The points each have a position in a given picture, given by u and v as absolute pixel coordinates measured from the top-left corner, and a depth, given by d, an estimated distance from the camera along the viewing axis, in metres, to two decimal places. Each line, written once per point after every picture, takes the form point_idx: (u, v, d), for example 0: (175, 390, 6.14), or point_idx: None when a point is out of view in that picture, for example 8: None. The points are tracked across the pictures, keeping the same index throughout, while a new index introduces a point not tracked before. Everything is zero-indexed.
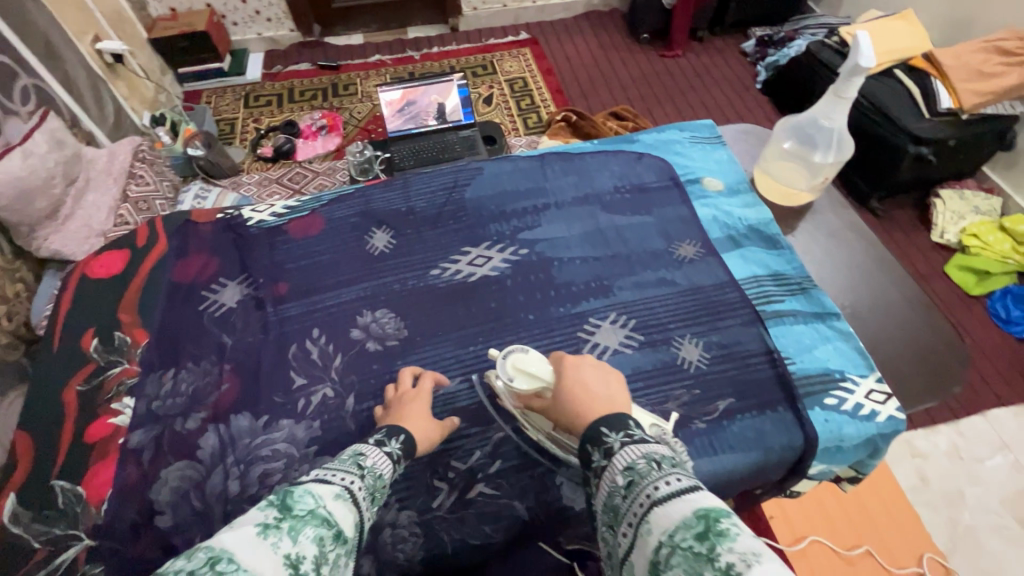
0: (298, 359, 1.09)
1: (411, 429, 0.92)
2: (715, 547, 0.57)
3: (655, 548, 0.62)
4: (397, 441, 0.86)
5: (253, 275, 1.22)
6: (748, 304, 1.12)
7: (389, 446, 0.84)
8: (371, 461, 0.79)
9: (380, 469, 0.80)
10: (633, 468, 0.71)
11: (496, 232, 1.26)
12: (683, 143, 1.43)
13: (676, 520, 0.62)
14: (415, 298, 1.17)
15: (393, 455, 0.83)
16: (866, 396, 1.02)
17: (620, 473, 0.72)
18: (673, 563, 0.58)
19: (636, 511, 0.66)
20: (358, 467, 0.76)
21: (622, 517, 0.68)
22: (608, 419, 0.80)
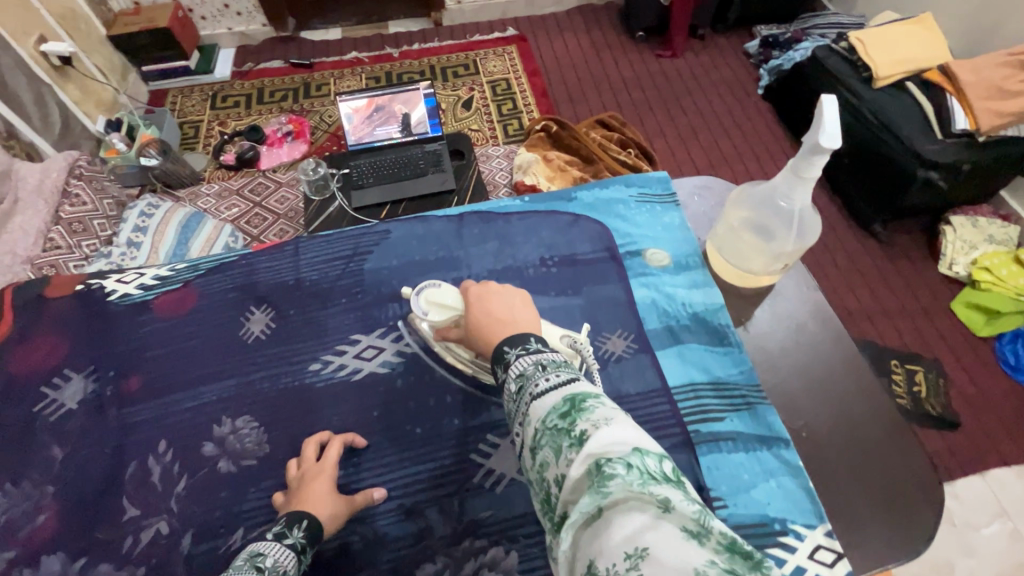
0: (134, 482, 0.87)
1: (312, 510, 0.78)
2: (575, 423, 0.56)
3: (533, 434, 0.59)
4: (303, 526, 0.74)
5: (101, 366, 0.99)
6: (680, 422, 0.88)
7: (291, 536, 0.72)
8: (272, 559, 0.67)
9: (286, 561, 0.69)
10: (522, 372, 0.66)
11: (392, 315, 1.02)
12: (628, 204, 1.17)
13: (550, 407, 0.60)
14: (284, 404, 0.93)
15: (297, 547, 0.72)
16: (810, 555, 0.80)
17: (511, 378, 0.67)
18: (543, 442, 0.57)
19: (519, 407, 0.63)
20: (258, 569, 0.65)
21: (512, 415, 0.65)
22: (509, 338, 0.72)
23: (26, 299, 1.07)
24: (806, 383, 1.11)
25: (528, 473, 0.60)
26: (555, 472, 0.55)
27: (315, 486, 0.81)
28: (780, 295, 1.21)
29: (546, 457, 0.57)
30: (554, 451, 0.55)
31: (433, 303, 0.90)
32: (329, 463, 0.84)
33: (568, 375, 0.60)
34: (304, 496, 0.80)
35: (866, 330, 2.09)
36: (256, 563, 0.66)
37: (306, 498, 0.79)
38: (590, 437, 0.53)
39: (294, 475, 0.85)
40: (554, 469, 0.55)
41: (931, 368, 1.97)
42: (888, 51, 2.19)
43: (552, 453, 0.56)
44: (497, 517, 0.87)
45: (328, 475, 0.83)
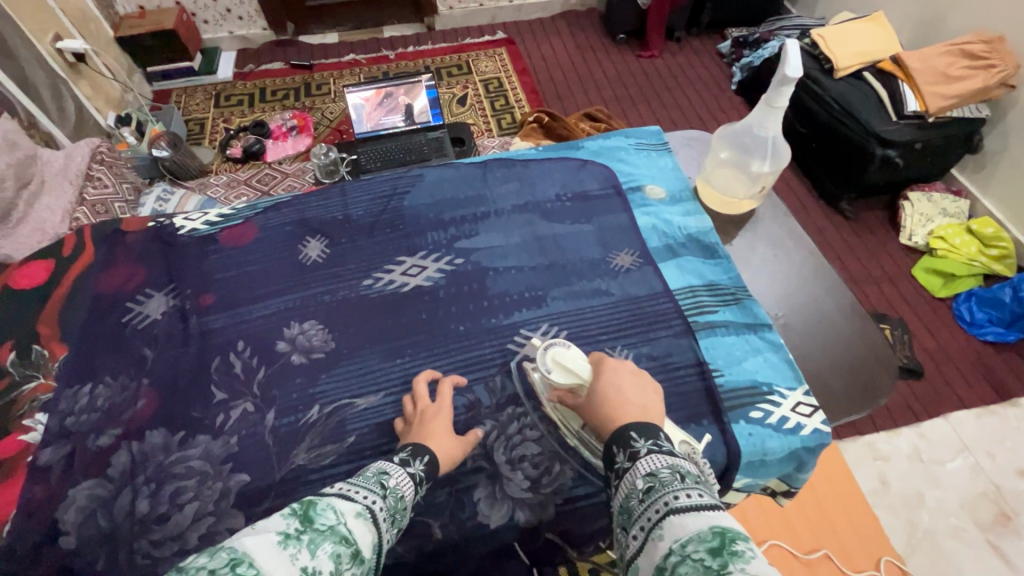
0: (220, 373, 0.93)
1: (436, 450, 0.80)
2: (726, 564, 0.53)
3: (665, 554, 0.57)
4: (424, 461, 0.77)
5: (178, 285, 1.06)
6: (681, 314, 0.98)
7: (414, 466, 0.75)
8: (394, 481, 0.71)
9: (406, 488, 0.72)
10: (656, 476, 0.66)
11: (432, 241, 1.07)
12: (627, 150, 1.25)
13: (691, 531, 0.58)
14: (346, 310, 0.99)
15: (416, 478, 0.74)
16: (793, 409, 0.91)
17: (642, 477, 0.67)
18: (680, 572, 0.55)
19: (651, 517, 0.63)
20: (380, 487, 0.69)
21: (635, 518, 0.65)
22: (636, 426, 0.74)
23: (102, 235, 1.13)
24: (782, 288, 1.25)
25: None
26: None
27: (436, 421, 0.84)
28: (763, 222, 1.34)
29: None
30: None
31: (560, 362, 0.86)
32: (442, 404, 0.86)
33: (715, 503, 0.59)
34: (427, 423, 0.83)
35: None
36: (380, 480, 0.70)
37: (432, 431, 0.81)
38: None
39: (411, 410, 0.87)
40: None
41: (897, 327, 2.17)
42: (846, 46, 2.43)
43: None
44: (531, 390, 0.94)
45: (446, 415, 0.85)
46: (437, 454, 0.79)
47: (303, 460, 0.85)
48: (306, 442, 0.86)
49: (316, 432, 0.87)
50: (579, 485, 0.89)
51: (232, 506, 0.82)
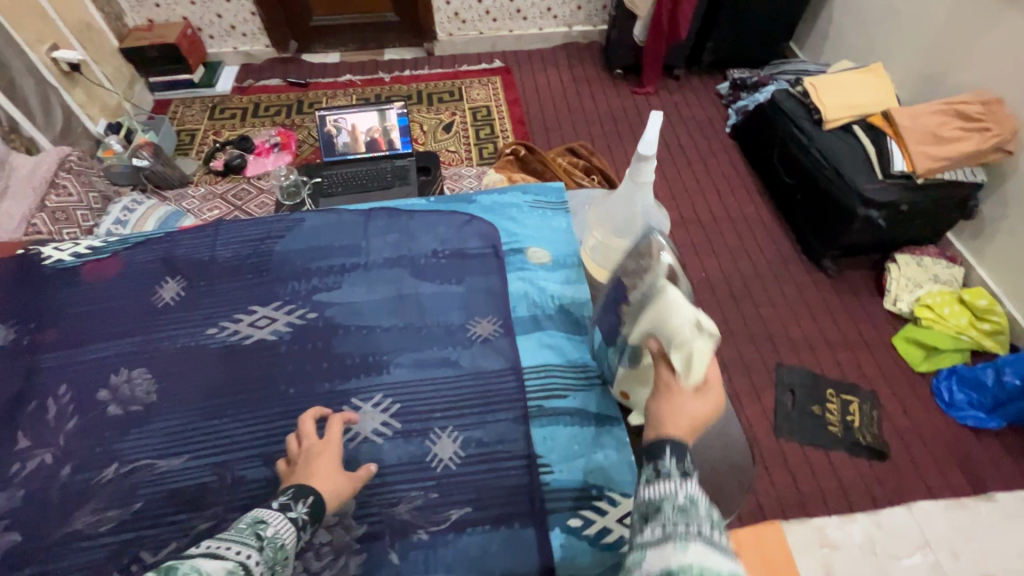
0: (31, 418, 0.90)
1: (319, 487, 0.77)
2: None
3: (679, 564, 0.57)
4: (308, 502, 0.74)
5: (22, 318, 1.02)
6: (522, 398, 0.92)
7: (294, 510, 0.72)
8: (273, 529, 0.68)
9: (286, 535, 0.69)
10: (695, 505, 0.64)
11: (291, 290, 1.02)
12: (522, 207, 1.19)
13: (710, 554, 0.58)
14: (179, 360, 0.94)
15: (299, 521, 0.71)
16: (618, 519, 0.82)
17: (681, 496, 0.66)
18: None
19: (675, 528, 0.62)
20: (256, 538, 0.67)
21: (659, 520, 0.64)
22: (673, 438, 0.71)
23: None
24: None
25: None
26: None
27: (325, 459, 0.80)
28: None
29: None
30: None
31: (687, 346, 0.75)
32: (335, 439, 0.82)
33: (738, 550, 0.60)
34: (310, 465, 0.79)
35: (805, 358, 2.13)
36: (258, 530, 0.68)
37: (313, 471, 0.78)
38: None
39: (294, 450, 0.83)
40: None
41: (867, 400, 2.02)
42: (836, 98, 2.33)
43: None
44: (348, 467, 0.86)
45: (331, 453, 0.82)
46: (322, 493, 0.77)
47: (81, 525, 0.81)
48: (90, 504, 0.82)
49: (103, 494, 0.83)
50: None
51: None
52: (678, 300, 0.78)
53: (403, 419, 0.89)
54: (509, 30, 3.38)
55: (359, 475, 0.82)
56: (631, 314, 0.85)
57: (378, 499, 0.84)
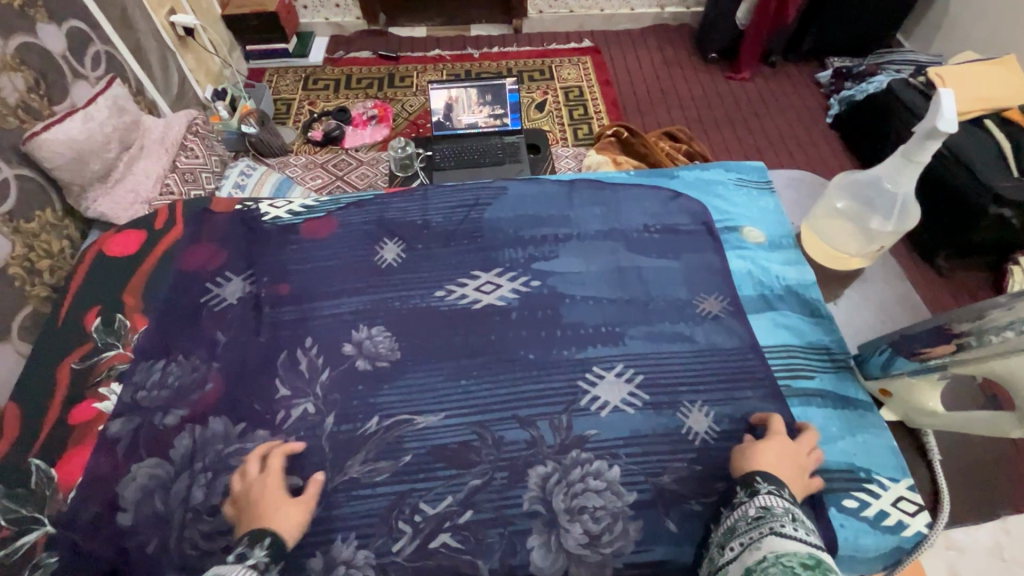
0: (285, 367, 0.85)
1: (277, 530, 0.65)
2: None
3: (758, 560, 0.56)
4: (266, 545, 0.62)
5: (258, 270, 0.96)
6: (767, 377, 0.84)
7: (252, 557, 0.60)
8: None
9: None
10: (769, 509, 0.63)
11: (509, 258, 0.99)
12: (726, 184, 1.09)
13: (790, 549, 0.55)
14: (415, 319, 0.91)
15: (258, 568, 0.59)
16: (894, 503, 0.74)
17: (754, 505, 0.64)
18: (768, 573, 0.54)
19: (752, 536, 0.60)
20: None
21: (738, 535, 0.63)
22: (766, 472, 0.69)
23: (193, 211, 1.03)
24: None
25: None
26: None
27: (267, 495, 0.69)
28: (872, 280, 1.00)
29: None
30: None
31: None
32: (271, 472, 0.72)
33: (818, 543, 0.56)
34: (258, 506, 0.68)
35: None
36: None
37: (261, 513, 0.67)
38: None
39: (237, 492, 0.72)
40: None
41: None
42: (970, 89, 2.22)
43: None
44: (603, 436, 0.79)
45: (274, 484, 0.71)
46: (281, 534, 0.65)
47: (358, 472, 0.76)
48: (361, 454, 0.77)
49: (371, 444, 0.78)
50: (642, 550, 0.72)
51: None
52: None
53: (650, 389, 0.83)
54: (600, 9, 3.31)
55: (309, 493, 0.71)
56: (964, 344, 0.68)
57: (642, 467, 0.77)
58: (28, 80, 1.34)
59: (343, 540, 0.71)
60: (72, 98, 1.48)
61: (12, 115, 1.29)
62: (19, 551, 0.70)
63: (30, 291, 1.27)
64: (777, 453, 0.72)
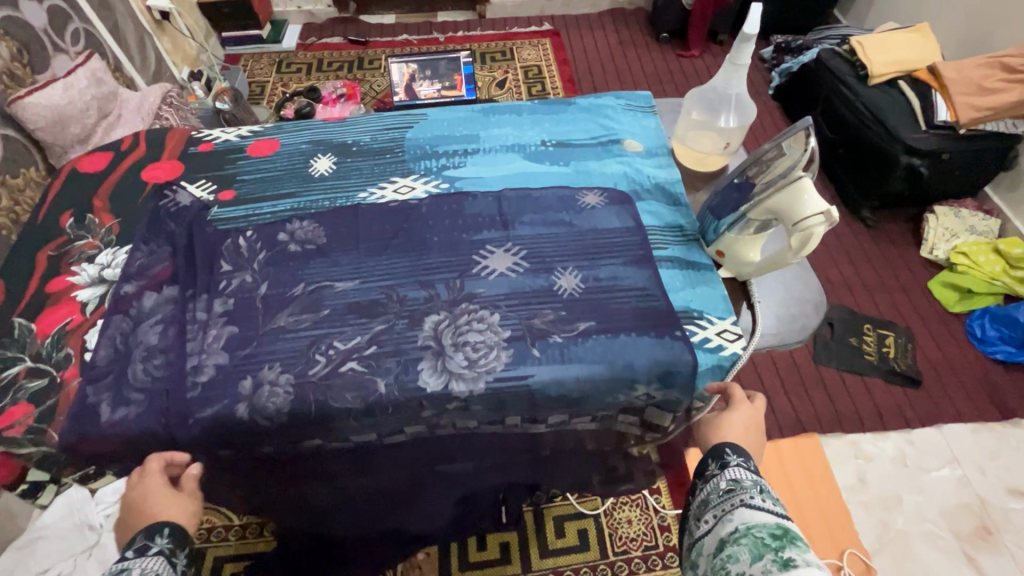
0: (228, 250, 1.02)
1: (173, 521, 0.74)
2: (782, 546, 0.62)
3: (731, 531, 0.68)
4: (166, 534, 0.71)
5: (209, 180, 1.13)
6: (630, 248, 1.02)
7: (155, 545, 0.69)
8: (139, 570, 0.66)
9: (158, 568, 0.67)
10: (739, 482, 0.74)
11: (425, 167, 1.16)
12: (615, 108, 1.26)
13: (759, 521, 0.67)
14: (341, 212, 1.08)
15: (165, 553, 0.69)
16: (718, 332, 0.92)
17: (726, 480, 0.76)
18: (740, 541, 0.65)
19: (726, 507, 0.72)
20: None
21: (711, 508, 0.74)
22: (735, 446, 0.81)
23: (155, 136, 1.20)
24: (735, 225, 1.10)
25: (707, 558, 0.68)
26: (741, 568, 0.62)
27: (151, 498, 0.77)
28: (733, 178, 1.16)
29: (739, 554, 0.63)
30: (750, 552, 0.62)
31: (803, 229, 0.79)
32: (152, 476, 0.79)
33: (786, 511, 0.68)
34: (146, 506, 0.76)
35: (845, 299, 2.24)
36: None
37: (149, 499, 0.77)
38: (797, 565, 0.58)
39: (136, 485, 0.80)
40: (742, 565, 0.62)
41: (901, 334, 2.13)
42: (885, 54, 2.41)
43: (748, 554, 0.62)
44: (487, 291, 0.97)
45: (154, 488, 0.78)
46: (175, 524, 0.74)
47: (285, 322, 0.93)
48: (288, 309, 0.95)
49: (296, 304, 0.95)
50: (511, 369, 0.88)
51: (219, 349, 0.90)
52: (812, 193, 0.78)
53: (531, 259, 1.01)
54: None
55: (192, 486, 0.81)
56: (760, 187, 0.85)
57: (518, 313, 0.94)
58: (11, 49, 1.51)
59: (269, 367, 0.88)
60: (53, 68, 1.65)
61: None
62: (4, 379, 0.88)
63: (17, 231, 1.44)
64: (744, 423, 0.85)
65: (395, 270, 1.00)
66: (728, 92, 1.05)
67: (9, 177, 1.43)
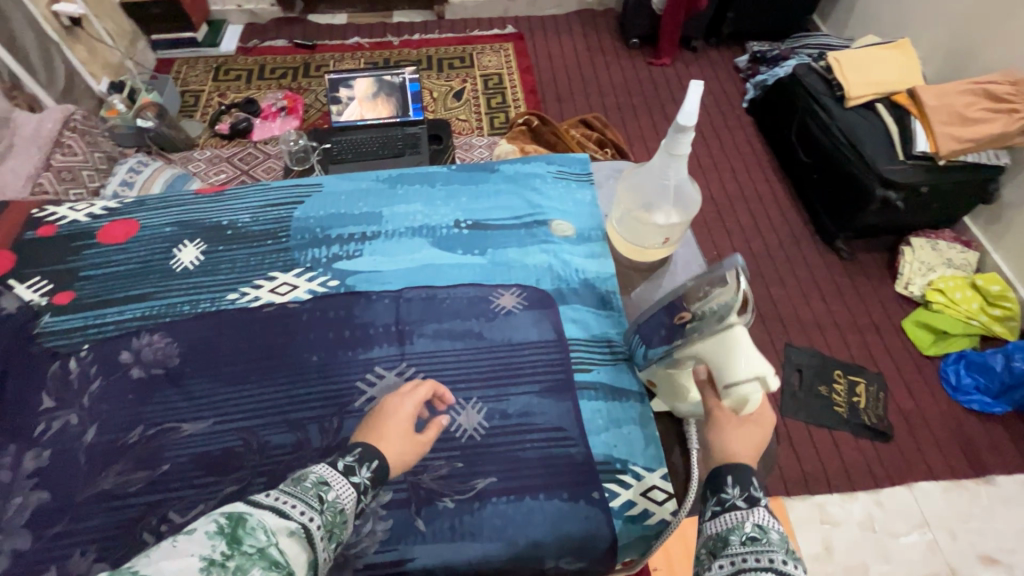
0: (53, 378, 0.83)
1: (385, 455, 0.68)
2: None
3: None
4: (373, 467, 0.66)
5: (45, 278, 0.93)
6: (546, 370, 0.85)
7: (359, 474, 0.65)
8: (335, 493, 0.61)
9: (348, 500, 0.63)
10: (766, 531, 0.56)
11: (311, 257, 0.97)
12: (545, 177, 1.08)
13: None
14: (201, 322, 0.89)
15: (361, 487, 0.64)
16: (643, 493, 0.76)
17: (750, 521, 0.58)
18: None
19: (747, 560, 0.54)
20: (318, 500, 0.60)
21: (728, 551, 0.56)
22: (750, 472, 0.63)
23: None
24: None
25: None
26: None
27: (393, 423, 0.72)
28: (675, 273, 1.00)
29: None
30: None
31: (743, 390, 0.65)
32: (408, 401, 0.74)
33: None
34: (381, 426, 0.72)
35: (815, 339, 1.98)
36: (320, 492, 0.61)
37: (384, 435, 0.70)
38: None
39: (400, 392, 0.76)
40: None
41: (874, 381, 1.88)
42: (865, 72, 2.19)
43: None
44: None
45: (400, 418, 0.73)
46: (387, 459, 0.69)
47: (110, 485, 0.75)
48: (117, 465, 0.76)
49: (130, 455, 0.77)
50: (387, 550, 0.72)
51: (21, 526, 0.72)
52: (747, 348, 0.65)
53: None
54: None
55: (430, 437, 0.73)
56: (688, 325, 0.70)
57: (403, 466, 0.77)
58: None
59: (82, 554, 0.70)
60: None
61: None
62: None
63: None
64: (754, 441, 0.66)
65: (255, 409, 0.81)
66: (668, 183, 0.89)
67: None
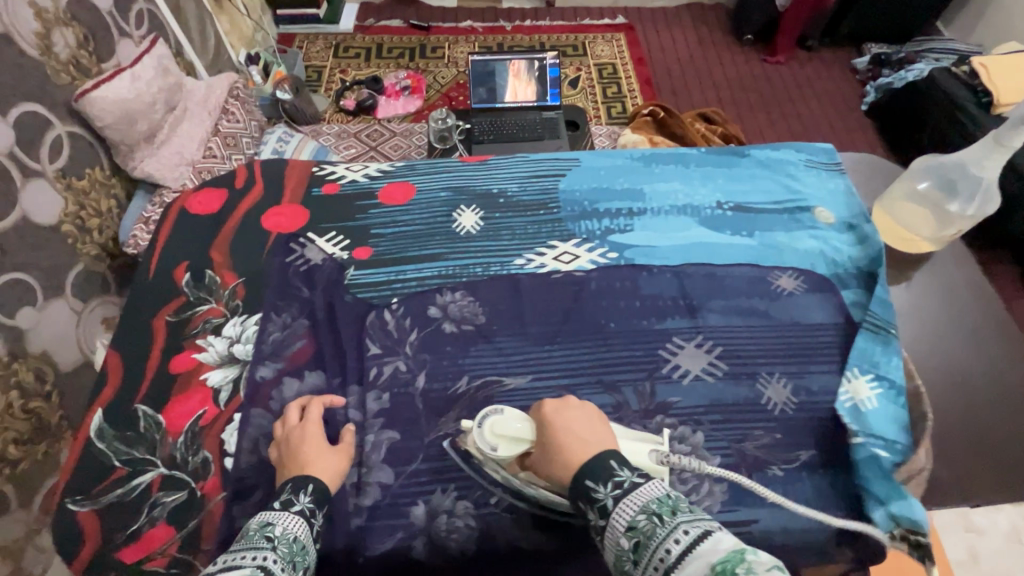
0: (373, 327, 0.87)
1: (318, 478, 0.67)
2: None
3: None
4: (307, 493, 0.64)
5: (340, 234, 0.98)
6: (843, 351, 0.87)
7: (297, 503, 0.62)
8: (281, 527, 0.58)
9: (296, 530, 0.59)
10: (636, 526, 0.50)
11: (586, 228, 1.00)
12: (797, 165, 1.10)
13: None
14: (496, 283, 0.93)
15: (305, 513, 0.62)
16: None
17: (620, 532, 0.51)
18: None
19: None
20: (267, 540, 0.55)
21: None
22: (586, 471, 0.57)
23: (274, 170, 1.06)
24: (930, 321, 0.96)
25: None
26: None
27: (307, 448, 0.71)
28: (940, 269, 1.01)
29: None
30: None
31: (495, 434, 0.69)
32: (308, 425, 0.74)
33: (699, 534, 0.46)
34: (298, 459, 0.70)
35: None
36: (264, 533, 0.57)
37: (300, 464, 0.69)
38: None
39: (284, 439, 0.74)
40: None
41: None
42: None
43: None
44: (686, 403, 0.82)
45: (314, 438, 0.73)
46: (320, 482, 0.67)
47: (453, 430, 0.79)
48: (453, 412, 0.81)
49: (463, 404, 0.81)
50: (728, 510, 0.75)
51: (380, 462, 0.76)
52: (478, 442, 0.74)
53: (729, 360, 0.86)
54: None
55: (347, 441, 0.75)
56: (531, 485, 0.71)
57: (725, 434, 0.80)
58: (78, 35, 1.17)
59: (443, 491, 0.75)
60: (116, 59, 1.29)
61: (63, 71, 1.12)
62: (139, 489, 0.75)
63: (79, 250, 1.14)
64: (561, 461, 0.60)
65: (569, 370, 0.85)
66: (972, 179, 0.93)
67: (74, 180, 1.13)
